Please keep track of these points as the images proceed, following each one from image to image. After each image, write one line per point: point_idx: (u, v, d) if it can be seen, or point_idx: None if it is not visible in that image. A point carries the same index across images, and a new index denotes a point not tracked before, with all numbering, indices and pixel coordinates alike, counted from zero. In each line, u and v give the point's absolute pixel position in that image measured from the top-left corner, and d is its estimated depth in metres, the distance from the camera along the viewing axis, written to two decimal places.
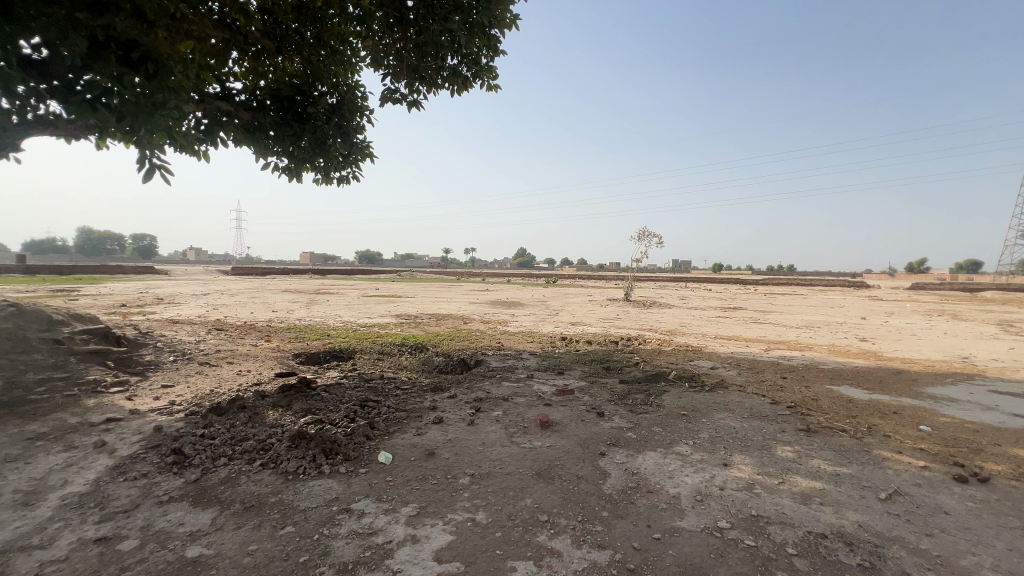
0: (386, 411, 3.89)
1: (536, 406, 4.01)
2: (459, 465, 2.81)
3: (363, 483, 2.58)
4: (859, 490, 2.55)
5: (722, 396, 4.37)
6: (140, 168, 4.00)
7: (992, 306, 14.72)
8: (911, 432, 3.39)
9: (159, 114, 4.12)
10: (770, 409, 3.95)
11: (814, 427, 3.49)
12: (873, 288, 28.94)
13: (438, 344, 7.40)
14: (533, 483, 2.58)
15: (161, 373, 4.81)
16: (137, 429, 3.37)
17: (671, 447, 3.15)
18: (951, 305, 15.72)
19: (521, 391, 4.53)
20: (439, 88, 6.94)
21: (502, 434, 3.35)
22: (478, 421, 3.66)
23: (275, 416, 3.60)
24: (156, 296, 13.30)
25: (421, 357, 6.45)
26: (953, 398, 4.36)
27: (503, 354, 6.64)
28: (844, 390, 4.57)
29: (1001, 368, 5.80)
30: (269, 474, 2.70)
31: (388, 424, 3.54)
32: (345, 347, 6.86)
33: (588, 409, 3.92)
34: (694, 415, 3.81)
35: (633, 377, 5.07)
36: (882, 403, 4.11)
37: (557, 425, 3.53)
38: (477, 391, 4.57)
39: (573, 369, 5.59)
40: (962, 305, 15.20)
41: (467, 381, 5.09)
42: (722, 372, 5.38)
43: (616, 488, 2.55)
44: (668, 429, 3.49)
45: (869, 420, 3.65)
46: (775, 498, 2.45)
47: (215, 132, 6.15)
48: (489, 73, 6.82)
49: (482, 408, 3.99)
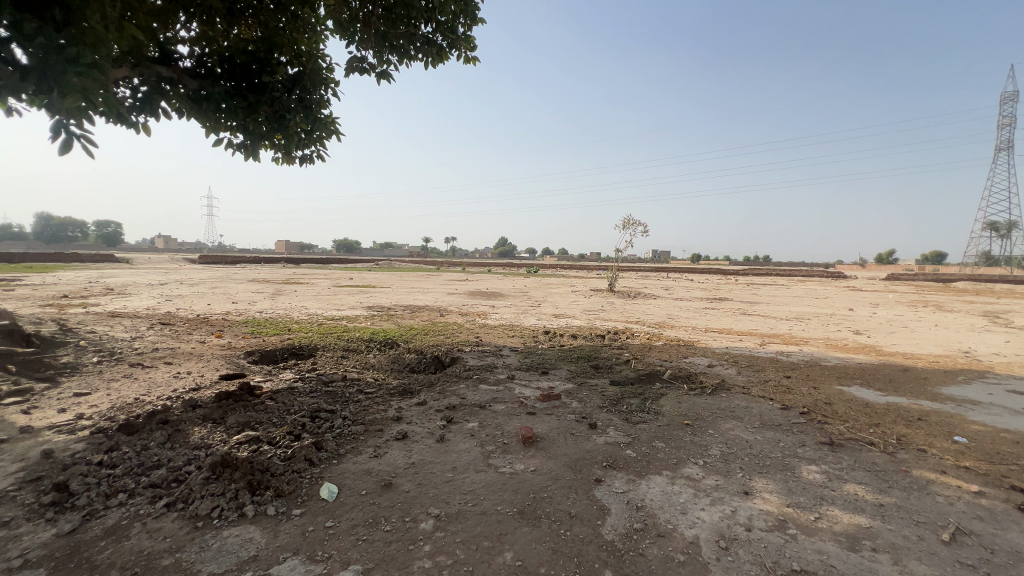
0: (340, 424, 3.29)
1: (517, 416, 3.46)
2: (422, 501, 2.24)
3: (295, 532, 2.00)
4: (914, 529, 2.08)
5: (727, 400, 3.90)
6: (54, 136, 3.16)
7: (999, 305, 12.32)
8: (947, 445, 2.96)
9: (70, 71, 3.18)
10: (782, 417, 3.49)
11: (837, 440, 3.04)
12: (876, 285, 22.29)
13: (410, 339, 6.79)
14: (515, 527, 2.03)
15: (78, 380, 4.08)
16: (20, 454, 2.69)
17: (678, 469, 2.64)
18: (946, 304, 12.52)
19: (501, 396, 3.96)
20: (412, 60, 6.29)
21: (476, 454, 2.80)
22: (449, 436, 3.11)
23: (201, 435, 2.97)
24: (105, 287, 12.22)
25: (391, 354, 5.85)
26: (974, 400, 4.00)
27: (481, 351, 6.06)
28: (855, 392, 4.15)
29: (1008, 364, 5.51)
30: (173, 520, 2.08)
31: (340, 442, 2.95)
32: (305, 344, 6.18)
33: (579, 420, 3.37)
34: (699, 425, 3.32)
35: (624, 379, 4.55)
36: (903, 408, 3.70)
37: (543, 440, 2.98)
38: (450, 397, 3.99)
39: (559, 368, 5.07)
40: (966, 304, 12.38)
41: (440, 384, 4.51)
42: (721, 371, 4.93)
43: (619, 532, 2.02)
44: (672, 444, 2.98)
45: (895, 429, 3.23)
46: (817, 544, 1.96)
47: (155, 102, 5.37)
48: (468, 43, 6.18)
49: (454, 419, 3.42)
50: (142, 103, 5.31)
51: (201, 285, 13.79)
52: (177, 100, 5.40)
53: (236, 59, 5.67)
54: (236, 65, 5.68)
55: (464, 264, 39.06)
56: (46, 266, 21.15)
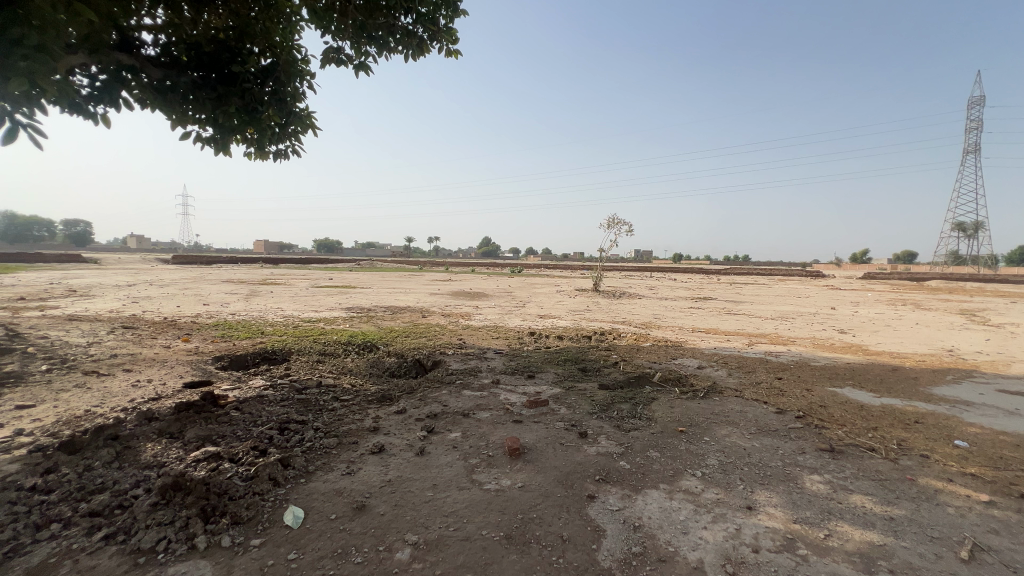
0: (311, 436, 3.04)
1: (503, 425, 3.25)
2: (398, 526, 2.02)
3: (252, 568, 1.76)
4: (930, 546, 1.93)
5: (720, 404, 3.76)
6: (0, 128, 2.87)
7: (976, 303, 12.52)
8: (949, 450, 2.85)
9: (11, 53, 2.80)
10: (779, 422, 3.36)
11: (838, 447, 2.91)
12: (856, 284, 22.54)
13: (390, 342, 6.52)
14: (502, 555, 1.83)
15: (22, 391, 3.73)
16: None
17: (675, 482, 2.47)
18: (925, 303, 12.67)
19: (486, 403, 3.75)
20: (391, 52, 6.02)
21: (459, 469, 2.59)
22: (429, 448, 2.88)
23: (155, 453, 2.68)
24: (68, 288, 11.67)
25: (370, 358, 5.58)
26: (968, 400, 3.93)
27: (465, 354, 5.84)
28: (848, 394, 4.05)
29: (993, 363, 5.50)
30: (110, 557, 1.82)
31: (310, 458, 2.70)
32: (279, 348, 5.86)
33: (569, 429, 3.17)
34: (694, 431, 3.17)
35: (613, 383, 4.37)
36: (898, 410, 3.60)
37: (530, 452, 2.78)
38: (432, 405, 3.77)
39: (546, 371, 4.88)
40: (944, 304, 12.55)
41: (421, 390, 4.28)
42: (712, 373, 4.80)
43: (616, 558, 1.83)
44: (667, 453, 2.81)
45: (894, 433, 3.12)
46: (831, 567, 1.80)
47: (116, 92, 4.94)
48: (449, 36, 5.95)
49: (435, 429, 3.20)
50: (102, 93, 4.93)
51: (171, 285, 13.26)
52: (140, 90, 5.02)
53: (204, 47, 5.30)
54: (204, 52, 5.31)
55: (448, 264, 38.70)
56: (7, 266, 20.23)
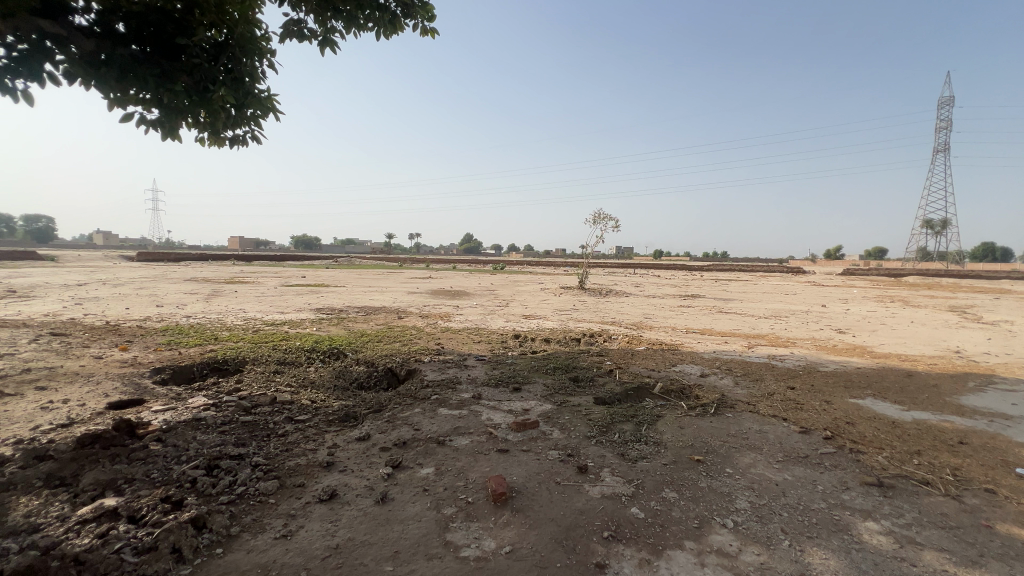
0: (246, 476, 2.44)
1: (486, 456, 2.69)
2: None
3: None
4: None
5: (735, 422, 3.28)
6: None
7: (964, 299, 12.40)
8: (1016, 483, 2.40)
9: None
10: (806, 445, 2.88)
11: (884, 479, 2.44)
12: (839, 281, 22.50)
13: (359, 347, 5.89)
14: None
15: None
16: None
17: (704, 537, 1.95)
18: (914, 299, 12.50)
19: (465, 426, 3.18)
20: (360, 28, 5.38)
21: (430, 524, 2.02)
22: (393, 492, 2.31)
23: (29, 511, 2.04)
24: (7, 288, 10.68)
25: (335, 367, 4.96)
26: (1002, 412, 3.54)
27: (442, 361, 5.26)
28: (873, 407, 3.61)
29: (1008, 366, 5.15)
30: None
31: (238, 512, 2.11)
32: (231, 356, 5.20)
33: (564, 460, 2.63)
34: (713, 461, 2.67)
35: (611, 397, 3.85)
36: (935, 428, 3.16)
37: (520, 496, 2.24)
38: (402, 428, 3.19)
39: (534, 381, 4.34)
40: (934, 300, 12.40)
41: (390, 408, 3.68)
42: (718, 382, 4.32)
43: None
44: (689, 495, 2.29)
45: (943, 460, 2.67)
46: None
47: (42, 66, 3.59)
48: (425, 11, 5.34)
49: (403, 463, 2.62)
50: (21, 67, 3.46)
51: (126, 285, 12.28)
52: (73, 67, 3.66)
53: (145, 16, 3.80)
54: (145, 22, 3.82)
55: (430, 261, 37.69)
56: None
